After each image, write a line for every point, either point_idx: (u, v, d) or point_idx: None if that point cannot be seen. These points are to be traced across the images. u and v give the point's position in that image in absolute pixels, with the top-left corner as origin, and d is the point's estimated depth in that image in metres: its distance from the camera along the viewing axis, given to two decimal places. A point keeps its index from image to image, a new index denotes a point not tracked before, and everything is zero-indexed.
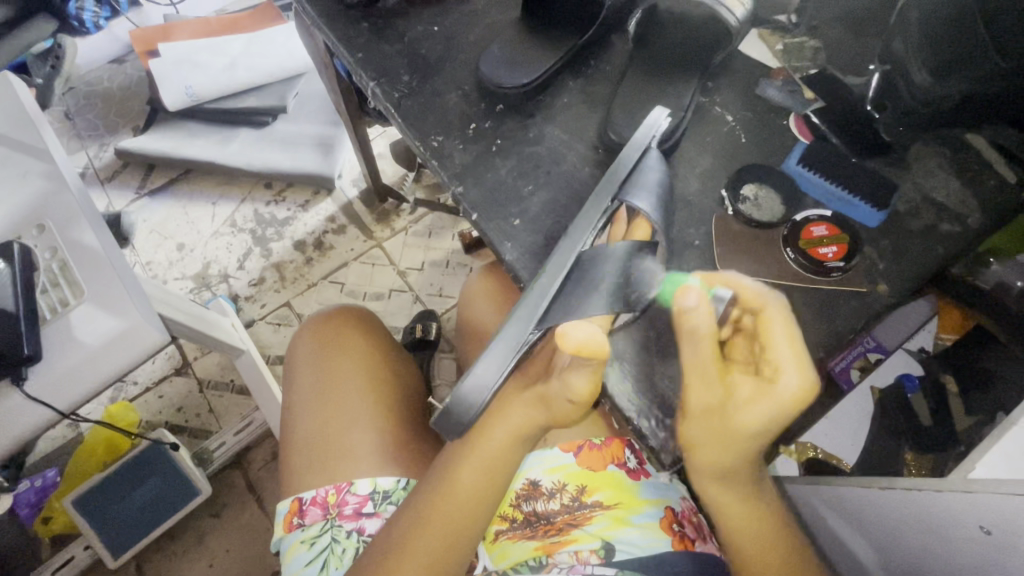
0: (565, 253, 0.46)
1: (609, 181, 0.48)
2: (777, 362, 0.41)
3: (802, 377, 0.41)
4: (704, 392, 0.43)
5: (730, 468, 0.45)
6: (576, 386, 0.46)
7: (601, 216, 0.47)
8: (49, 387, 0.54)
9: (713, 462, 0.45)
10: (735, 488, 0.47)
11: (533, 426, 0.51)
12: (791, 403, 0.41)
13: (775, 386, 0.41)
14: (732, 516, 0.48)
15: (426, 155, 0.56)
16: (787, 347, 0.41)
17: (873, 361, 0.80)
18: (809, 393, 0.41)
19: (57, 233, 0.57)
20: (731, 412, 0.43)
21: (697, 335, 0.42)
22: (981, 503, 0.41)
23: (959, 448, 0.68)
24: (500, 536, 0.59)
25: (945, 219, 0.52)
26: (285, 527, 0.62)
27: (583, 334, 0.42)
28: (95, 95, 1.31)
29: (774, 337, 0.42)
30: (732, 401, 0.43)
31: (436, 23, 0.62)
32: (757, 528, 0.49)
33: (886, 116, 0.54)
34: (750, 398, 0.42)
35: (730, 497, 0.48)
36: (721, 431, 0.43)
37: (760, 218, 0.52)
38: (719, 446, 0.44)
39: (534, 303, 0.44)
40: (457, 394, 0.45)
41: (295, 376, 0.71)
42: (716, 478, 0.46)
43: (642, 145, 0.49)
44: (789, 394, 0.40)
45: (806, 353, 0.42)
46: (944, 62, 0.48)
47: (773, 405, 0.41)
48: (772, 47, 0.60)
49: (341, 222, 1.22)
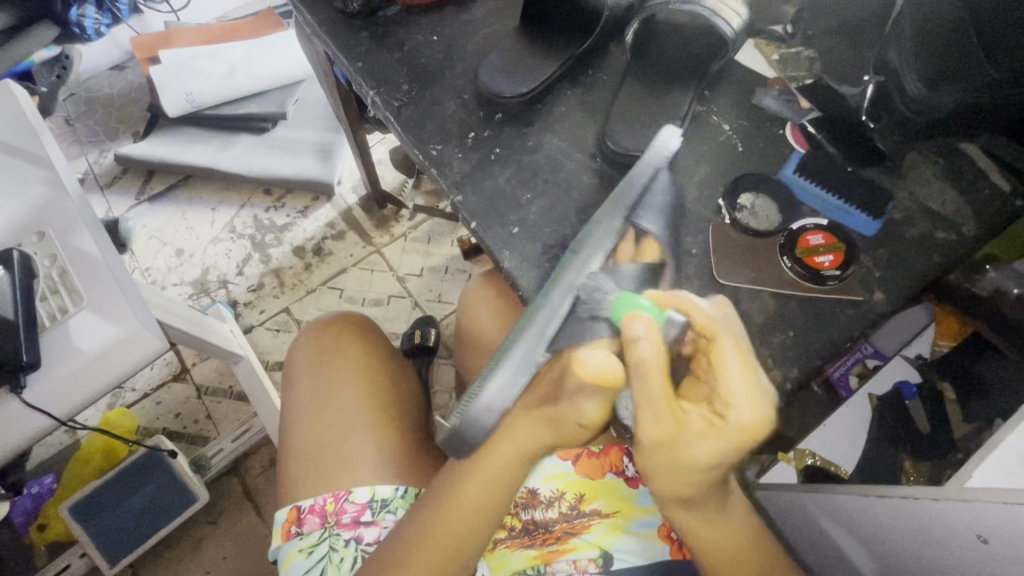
0: (576, 274, 0.45)
1: (619, 202, 0.48)
2: (729, 398, 0.40)
3: (756, 413, 0.40)
4: (654, 425, 0.41)
5: (689, 495, 0.44)
6: (589, 410, 0.45)
7: (612, 237, 0.47)
8: (48, 394, 0.54)
9: (671, 489, 0.44)
10: (700, 508, 0.47)
11: (541, 445, 0.49)
12: (743, 437, 0.40)
13: (729, 422, 0.40)
14: (706, 537, 0.48)
15: (425, 163, 0.57)
16: (742, 380, 0.40)
17: (870, 368, 0.83)
18: (762, 428, 0.40)
19: (57, 240, 0.58)
20: (683, 446, 0.41)
21: (645, 371, 0.40)
22: (976, 512, 0.41)
23: (957, 455, 0.68)
24: (499, 544, 0.59)
25: (940, 228, 0.52)
26: (282, 536, 0.62)
27: (600, 362, 0.43)
28: (95, 102, 1.32)
29: (728, 370, 0.41)
30: (684, 434, 0.41)
31: (436, 32, 0.62)
32: (730, 553, 0.48)
33: (880, 126, 0.55)
34: (703, 432, 0.41)
35: (695, 518, 0.47)
36: (673, 461, 0.42)
37: (758, 226, 0.53)
38: (674, 476, 0.43)
39: (545, 321, 0.44)
40: (470, 413, 0.44)
41: (294, 384, 0.71)
42: (677, 501, 0.46)
43: (653, 165, 0.48)
44: (742, 428, 0.40)
45: (760, 384, 0.41)
46: (936, 73, 0.49)
47: (725, 442, 0.40)
48: (768, 57, 0.60)
49: (341, 228, 1.22)
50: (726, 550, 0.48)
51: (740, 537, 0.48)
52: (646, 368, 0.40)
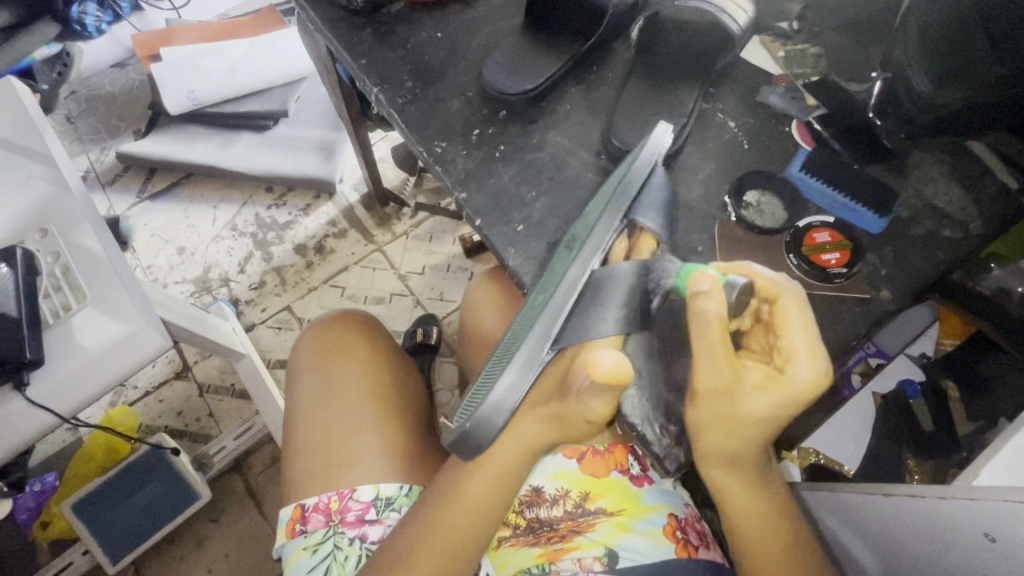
0: (579, 270, 0.45)
1: (618, 197, 0.47)
2: (788, 353, 0.40)
3: (815, 369, 0.40)
4: (714, 373, 0.41)
5: (734, 454, 0.45)
6: (596, 406, 0.45)
7: (613, 233, 0.46)
8: (50, 392, 0.54)
9: (720, 446, 0.44)
10: (742, 473, 0.46)
11: (546, 440, 0.50)
12: (799, 392, 0.40)
13: (787, 377, 0.40)
14: (743, 503, 0.48)
15: (429, 161, 0.56)
16: (804, 337, 0.40)
17: (873, 366, 0.80)
18: (818, 385, 0.40)
19: (59, 238, 0.58)
20: (739, 397, 0.42)
21: (707, 320, 0.40)
22: (983, 510, 0.41)
23: (962, 453, 0.67)
24: (503, 542, 0.59)
25: (946, 225, 0.52)
26: (287, 534, 0.62)
27: (612, 361, 0.42)
28: (96, 100, 1.32)
29: (791, 325, 0.40)
30: (742, 387, 0.41)
31: (439, 29, 0.62)
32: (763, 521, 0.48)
33: (887, 123, 0.55)
34: (761, 387, 0.41)
35: (736, 482, 0.47)
36: (726, 414, 0.42)
37: (765, 224, 0.52)
38: (726, 431, 0.43)
39: (549, 321, 0.43)
40: (477, 417, 0.43)
41: (296, 382, 0.71)
42: (723, 463, 0.46)
43: (650, 163, 0.48)
44: (800, 384, 0.40)
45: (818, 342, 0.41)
46: (940, 70, 0.49)
47: (781, 396, 0.41)
48: (773, 54, 0.60)
49: (342, 226, 1.22)
50: (758, 517, 0.48)
51: (767, 511, 0.48)
52: (707, 319, 0.40)
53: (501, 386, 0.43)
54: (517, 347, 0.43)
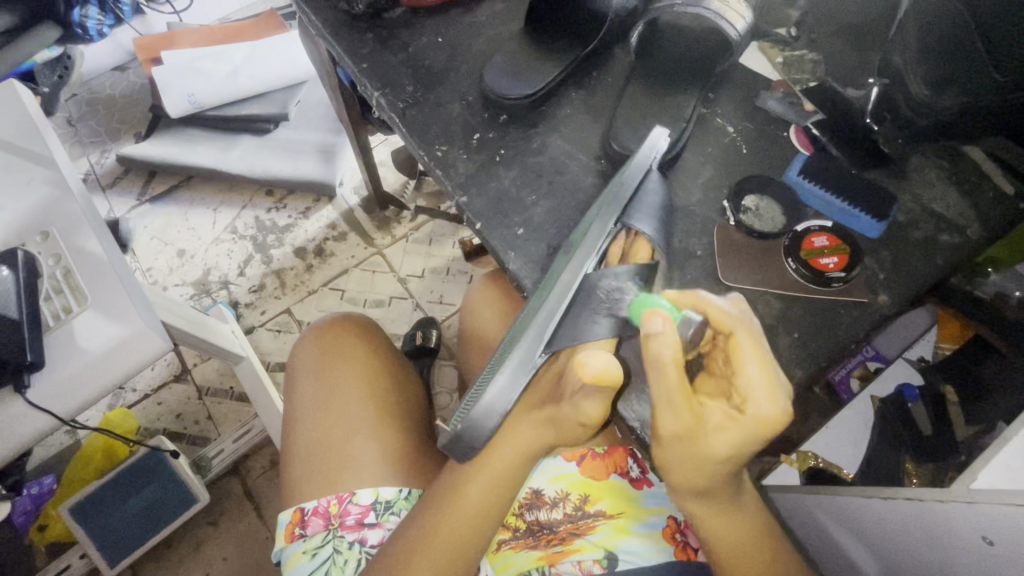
0: (572, 272, 0.45)
1: (610, 203, 0.47)
2: (746, 391, 0.40)
3: (774, 406, 0.39)
4: (673, 418, 0.40)
5: (704, 486, 0.44)
6: (590, 409, 0.44)
7: (605, 237, 0.47)
8: (49, 394, 0.54)
9: (688, 481, 0.44)
10: (713, 502, 0.46)
11: (542, 443, 0.50)
12: (759, 430, 0.40)
13: (747, 415, 0.40)
14: (715, 530, 0.48)
15: (430, 164, 0.57)
16: (759, 376, 0.40)
17: (872, 370, 0.83)
18: (779, 421, 0.40)
19: (61, 240, 0.58)
20: (701, 436, 0.41)
21: (663, 366, 0.39)
22: (980, 514, 0.41)
23: (959, 457, 0.66)
24: (503, 545, 0.59)
25: (944, 230, 0.52)
26: (286, 537, 0.62)
27: (600, 363, 0.42)
28: (97, 102, 1.33)
29: (745, 362, 0.40)
30: (704, 427, 0.41)
31: (441, 33, 0.62)
32: (740, 547, 0.48)
33: (886, 128, 0.55)
34: (723, 426, 0.40)
35: (706, 511, 0.47)
36: (690, 454, 0.42)
37: (762, 228, 0.53)
38: (691, 467, 0.43)
39: (543, 324, 0.44)
40: (470, 421, 0.43)
41: (296, 385, 0.71)
42: (692, 493, 0.45)
43: (644, 166, 0.48)
44: (759, 422, 0.39)
45: (775, 376, 0.41)
46: (937, 77, 0.49)
47: (742, 434, 0.40)
48: (772, 60, 0.61)
49: (342, 229, 1.22)
50: (735, 546, 0.48)
51: (743, 538, 0.48)
52: (663, 361, 0.39)
53: (494, 390, 0.43)
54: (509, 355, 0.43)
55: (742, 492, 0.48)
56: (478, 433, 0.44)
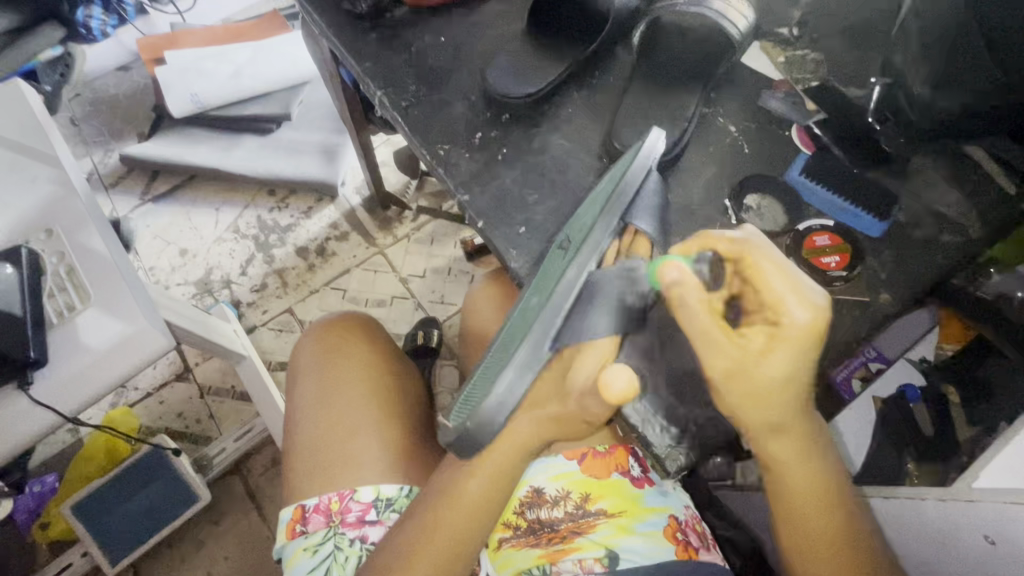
0: (576, 271, 0.44)
1: (615, 201, 0.46)
2: (777, 304, 0.39)
3: (809, 311, 0.38)
4: (719, 356, 0.39)
5: (778, 417, 0.42)
6: (598, 409, 0.46)
7: (609, 234, 0.45)
8: (53, 391, 0.54)
9: (760, 418, 0.42)
10: (789, 438, 0.43)
11: (540, 441, 0.50)
12: (802, 340, 0.39)
13: (784, 327, 0.38)
14: (791, 470, 0.45)
15: (432, 163, 0.57)
16: (785, 284, 0.39)
17: (873, 371, 0.80)
18: (820, 322, 0.39)
19: (64, 238, 0.58)
20: (753, 366, 0.39)
21: (694, 309, 0.39)
22: (980, 512, 0.42)
23: (962, 458, 0.67)
24: (504, 544, 0.59)
25: (946, 230, 0.53)
26: (287, 535, 0.62)
27: (623, 383, 0.42)
28: (100, 102, 1.33)
29: (766, 278, 0.39)
30: (750, 356, 0.39)
31: (443, 33, 0.63)
32: (816, 488, 0.46)
33: (888, 128, 0.55)
34: (767, 349, 0.39)
35: (783, 450, 0.44)
36: (753, 390, 0.40)
37: (766, 226, 0.54)
38: (753, 399, 0.41)
39: (549, 320, 0.42)
40: (481, 418, 0.43)
41: (297, 381, 0.72)
42: (766, 430, 0.43)
43: (647, 165, 0.47)
44: (800, 329, 0.38)
45: (800, 279, 0.39)
46: (940, 76, 0.49)
47: (791, 349, 0.39)
48: (773, 60, 0.60)
49: (344, 229, 1.22)
50: (811, 487, 0.46)
51: (823, 480, 0.46)
52: (692, 308, 0.39)
53: (502, 386, 0.42)
54: (515, 350, 0.42)
55: (818, 426, 0.45)
56: (484, 431, 0.43)
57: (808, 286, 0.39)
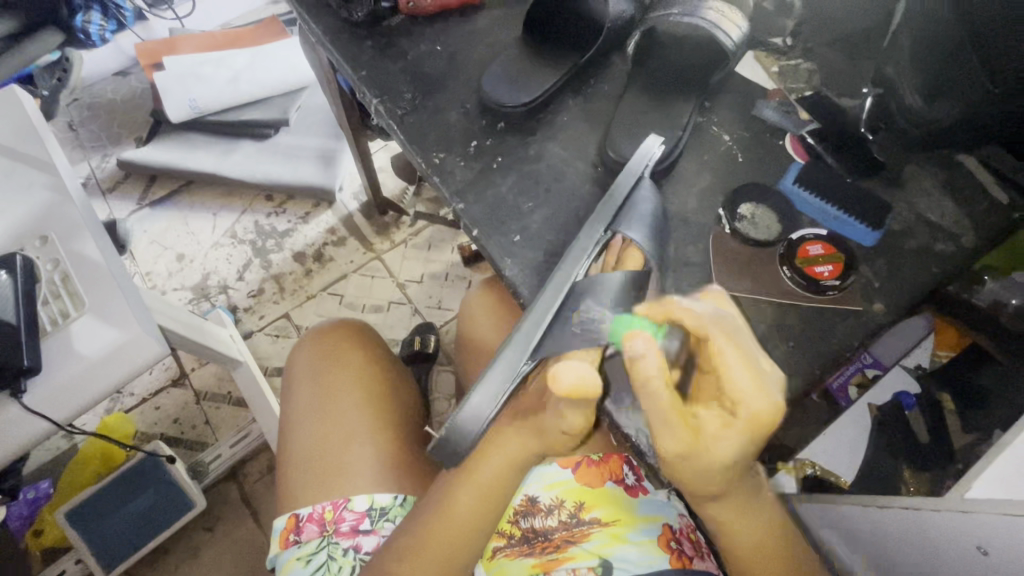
0: (561, 280, 0.46)
1: (603, 209, 0.49)
2: (736, 392, 0.41)
3: (764, 400, 0.41)
4: (674, 438, 0.41)
5: (721, 490, 0.44)
6: (573, 419, 0.47)
7: (597, 246, 0.48)
8: (47, 398, 0.54)
9: (705, 490, 0.44)
10: (732, 503, 0.46)
11: (529, 455, 0.51)
12: (755, 428, 0.41)
13: (741, 416, 0.41)
14: (738, 532, 0.47)
15: (426, 171, 0.57)
16: (744, 375, 0.41)
17: (869, 377, 0.80)
18: (773, 415, 0.41)
19: (59, 245, 0.58)
20: (705, 448, 0.41)
21: (652, 385, 0.40)
22: (972, 522, 0.42)
23: (957, 466, 0.69)
24: (498, 553, 0.59)
25: (939, 239, 0.53)
26: (280, 543, 0.62)
27: (574, 376, 0.42)
28: (98, 107, 1.33)
29: (728, 364, 0.41)
30: (703, 439, 0.41)
31: (439, 41, 0.63)
32: (766, 555, 0.48)
33: (880, 137, 0.56)
34: (720, 432, 0.41)
35: (727, 513, 0.47)
36: (701, 469, 0.42)
37: (758, 236, 0.53)
38: (702, 478, 0.43)
39: (531, 328, 0.44)
40: (457, 422, 0.43)
41: (293, 389, 0.71)
42: (709, 497, 0.45)
43: (636, 174, 0.50)
44: (755, 419, 0.41)
45: (759, 373, 0.42)
46: (930, 87, 0.50)
47: (742, 435, 0.41)
48: (767, 69, 0.61)
49: (341, 234, 1.22)
50: (759, 548, 0.48)
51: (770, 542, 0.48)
52: (651, 384, 0.40)
53: (477, 396, 0.42)
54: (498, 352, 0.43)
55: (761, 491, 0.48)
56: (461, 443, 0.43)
57: (768, 381, 0.42)
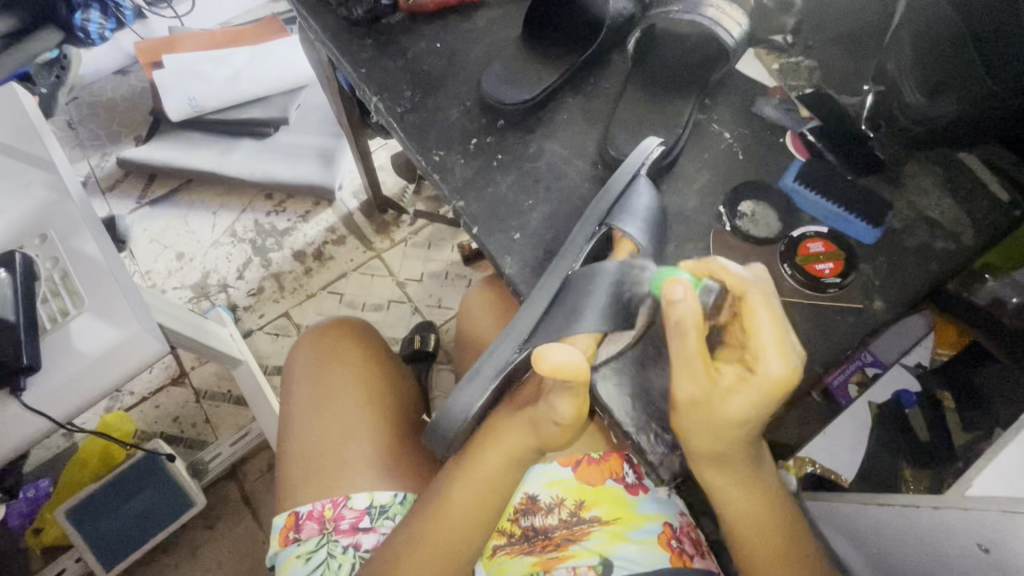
0: (555, 274, 0.49)
1: (598, 207, 0.50)
2: (759, 349, 0.41)
3: (785, 362, 0.40)
4: (692, 383, 0.42)
5: (722, 451, 0.45)
6: (564, 409, 0.47)
7: (590, 241, 0.50)
8: (47, 396, 0.54)
9: (707, 449, 0.45)
10: (732, 472, 0.47)
11: (527, 449, 0.51)
12: (774, 389, 0.41)
13: (758, 374, 0.41)
14: (734, 504, 0.48)
15: (427, 169, 0.57)
16: (772, 333, 0.41)
17: (869, 376, 0.81)
18: (792, 379, 0.41)
19: (58, 242, 0.58)
20: (716, 403, 0.42)
21: (682, 329, 0.41)
22: (973, 518, 0.42)
23: (958, 463, 0.68)
24: (498, 551, 0.59)
25: (939, 237, 0.52)
26: (280, 542, 0.62)
27: (561, 357, 0.43)
28: (98, 105, 1.32)
29: (757, 322, 0.41)
30: (717, 391, 0.42)
31: (439, 39, 0.63)
32: (767, 525, 0.48)
33: (880, 135, 0.55)
34: (733, 387, 0.42)
35: (726, 480, 0.47)
36: (707, 421, 0.43)
37: (758, 234, 0.53)
38: (709, 433, 0.43)
39: (522, 323, 0.48)
40: (445, 410, 0.49)
41: (292, 388, 0.71)
42: (711, 459, 0.46)
43: (632, 171, 0.50)
44: (770, 380, 0.40)
45: (787, 335, 0.42)
46: (936, 83, 0.49)
47: (755, 393, 0.41)
48: (767, 66, 0.60)
49: (341, 233, 1.22)
50: (756, 517, 0.48)
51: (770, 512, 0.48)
52: (682, 327, 0.41)
53: (466, 387, 0.48)
54: (492, 345, 0.48)
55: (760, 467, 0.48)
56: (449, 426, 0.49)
57: (794, 347, 0.41)
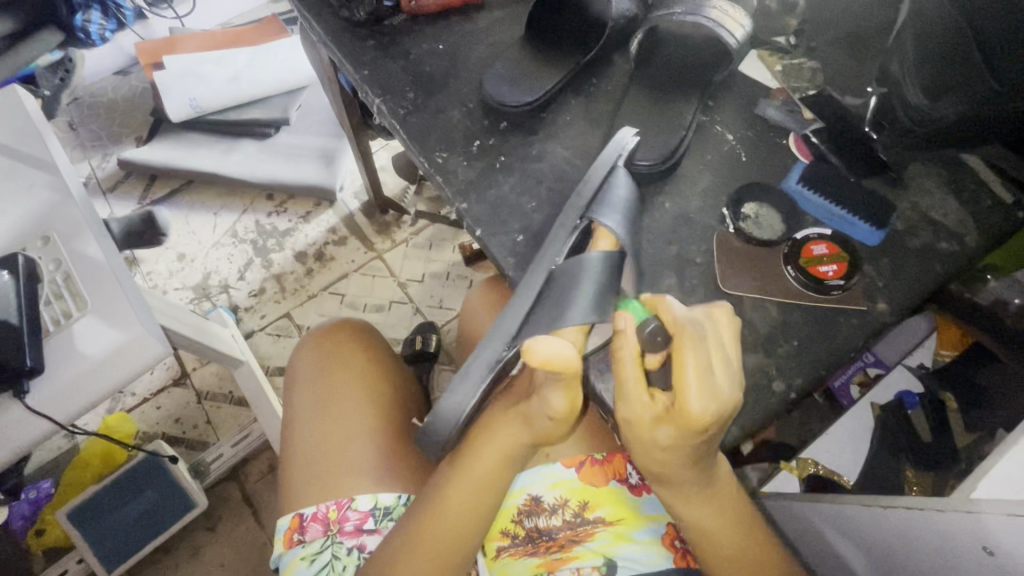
0: (536, 271, 0.49)
1: (575, 201, 0.50)
2: (676, 391, 0.40)
3: (701, 407, 0.39)
4: (623, 406, 0.43)
5: (670, 472, 0.45)
6: (558, 402, 0.47)
7: (571, 235, 0.50)
8: (49, 399, 0.54)
9: (653, 467, 0.46)
10: (685, 492, 0.47)
11: (522, 447, 0.52)
12: (685, 428, 0.40)
13: (672, 413, 0.41)
14: (694, 521, 0.48)
15: (430, 171, 0.57)
16: (692, 379, 0.40)
17: (873, 376, 0.82)
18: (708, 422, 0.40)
19: (61, 245, 0.58)
20: (641, 428, 0.43)
21: (621, 358, 0.43)
22: (976, 522, 0.42)
23: (960, 465, 0.69)
24: (501, 553, 0.59)
25: (942, 238, 0.52)
26: (284, 543, 0.62)
27: (550, 350, 0.43)
28: (99, 106, 1.32)
29: (681, 366, 0.40)
30: (643, 418, 0.43)
31: (442, 41, 0.62)
32: (731, 537, 0.48)
33: (885, 136, 0.55)
34: (656, 420, 0.42)
35: (684, 498, 0.48)
36: (637, 441, 0.44)
37: (761, 236, 0.53)
38: (643, 452, 0.45)
39: (508, 321, 0.48)
40: (438, 410, 0.49)
41: (294, 392, 0.71)
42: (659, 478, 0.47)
43: (608, 163, 0.51)
44: (682, 420, 0.40)
45: (712, 381, 0.40)
46: (935, 84, 0.49)
47: (673, 429, 0.41)
48: (771, 68, 0.60)
49: (342, 234, 1.22)
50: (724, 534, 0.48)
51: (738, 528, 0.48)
52: (623, 358, 0.43)
53: (459, 389, 0.48)
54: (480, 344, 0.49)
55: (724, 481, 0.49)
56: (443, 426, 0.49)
57: (716, 391, 0.40)
